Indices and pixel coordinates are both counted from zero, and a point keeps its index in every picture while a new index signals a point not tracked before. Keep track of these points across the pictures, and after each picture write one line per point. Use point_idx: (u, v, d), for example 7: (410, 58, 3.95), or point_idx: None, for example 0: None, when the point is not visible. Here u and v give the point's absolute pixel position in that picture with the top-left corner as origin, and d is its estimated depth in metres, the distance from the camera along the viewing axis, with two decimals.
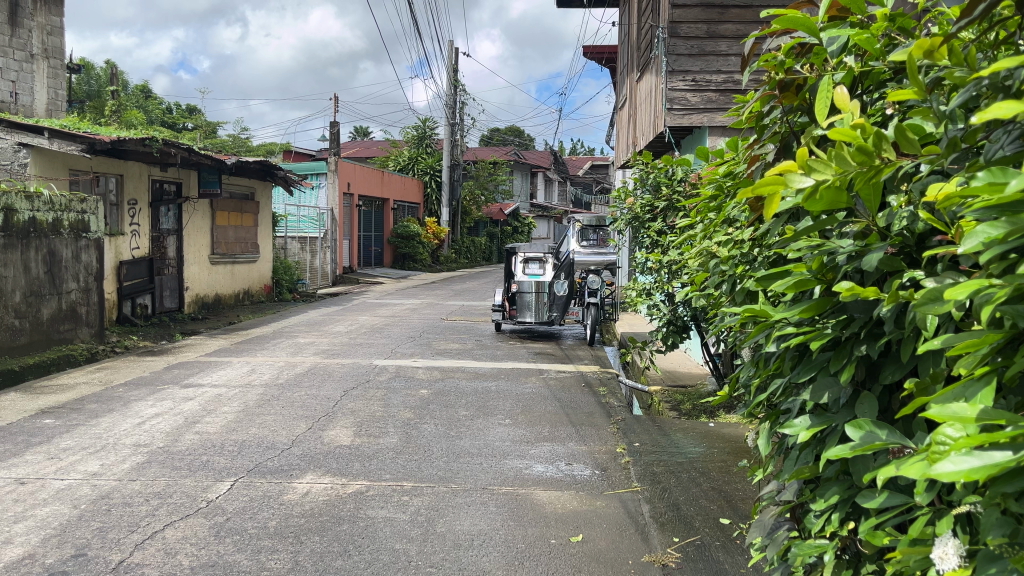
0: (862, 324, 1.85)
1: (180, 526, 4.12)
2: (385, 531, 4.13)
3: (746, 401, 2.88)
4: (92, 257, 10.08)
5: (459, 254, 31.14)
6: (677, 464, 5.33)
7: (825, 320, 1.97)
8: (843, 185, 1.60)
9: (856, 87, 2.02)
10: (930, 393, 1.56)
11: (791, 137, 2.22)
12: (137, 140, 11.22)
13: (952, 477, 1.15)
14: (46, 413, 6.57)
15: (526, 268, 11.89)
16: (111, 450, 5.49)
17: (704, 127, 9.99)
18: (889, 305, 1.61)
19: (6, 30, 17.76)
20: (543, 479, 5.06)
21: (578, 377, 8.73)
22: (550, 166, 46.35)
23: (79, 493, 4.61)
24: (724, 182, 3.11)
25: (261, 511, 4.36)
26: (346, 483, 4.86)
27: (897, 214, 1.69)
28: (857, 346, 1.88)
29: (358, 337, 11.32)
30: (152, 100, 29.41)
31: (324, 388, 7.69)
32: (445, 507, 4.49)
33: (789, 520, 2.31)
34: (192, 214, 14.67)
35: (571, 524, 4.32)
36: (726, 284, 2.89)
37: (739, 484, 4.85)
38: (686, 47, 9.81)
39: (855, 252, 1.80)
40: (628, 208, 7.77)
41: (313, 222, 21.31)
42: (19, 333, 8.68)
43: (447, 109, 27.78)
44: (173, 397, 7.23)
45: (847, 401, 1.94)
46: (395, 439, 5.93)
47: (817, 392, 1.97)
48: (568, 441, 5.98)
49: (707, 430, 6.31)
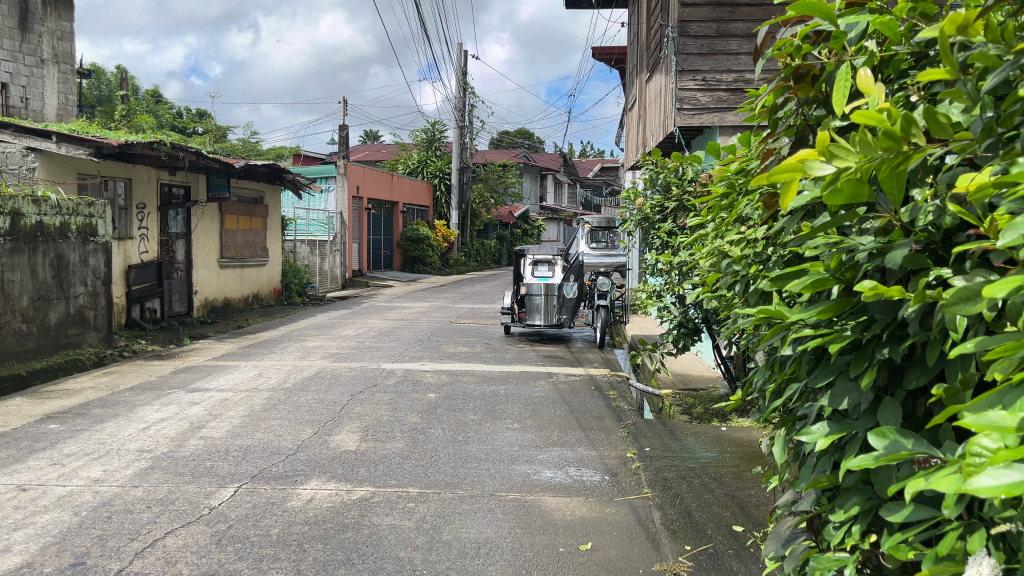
0: (885, 325, 1.76)
1: (181, 534, 4.05)
2: (389, 539, 4.04)
3: (760, 407, 2.78)
4: (99, 261, 10.06)
5: (468, 257, 31.07)
6: (689, 469, 5.22)
7: (844, 321, 1.87)
8: (865, 176, 1.51)
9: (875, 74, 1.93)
10: (961, 400, 1.46)
11: (806, 130, 2.13)
12: (145, 143, 11.20)
13: (990, 492, 1.05)
14: (51, 418, 6.52)
15: (535, 271, 11.79)
16: (114, 455, 5.42)
17: (715, 126, 9.88)
18: (916, 305, 1.50)
19: (16, 36, 17.82)
20: (551, 485, 4.96)
21: (587, 380, 8.61)
22: (560, 169, 46.25)
23: (80, 501, 4.55)
24: (736, 180, 3.02)
25: (263, 519, 4.28)
26: (350, 489, 4.77)
27: (922, 208, 1.59)
28: (879, 349, 1.77)
29: (367, 340, 11.25)
30: (162, 105, 29.51)
31: (331, 392, 7.62)
32: (451, 515, 4.39)
33: (806, 531, 2.21)
34: (201, 218, 14.65)
35: (579, 532, 4.22)
36: (738, 284, 2.80)
37: (753, 490, 4.74)
38: (696, 46, 9.70)
39: (877, 250, 1.70)
40: (638, 209, 7.69)
41: (322, 225, 21.23)
42: (26, 338, 8.65)
43: (456, 112, 27.76)
44: (178, 402, 7.17)
45: (868, 407, 1.84)
46: (402, 444, 5.84)
47: (835, 397, 1.87)
48: (577, 445, 5.88)
49: (718, 435, 6.19)
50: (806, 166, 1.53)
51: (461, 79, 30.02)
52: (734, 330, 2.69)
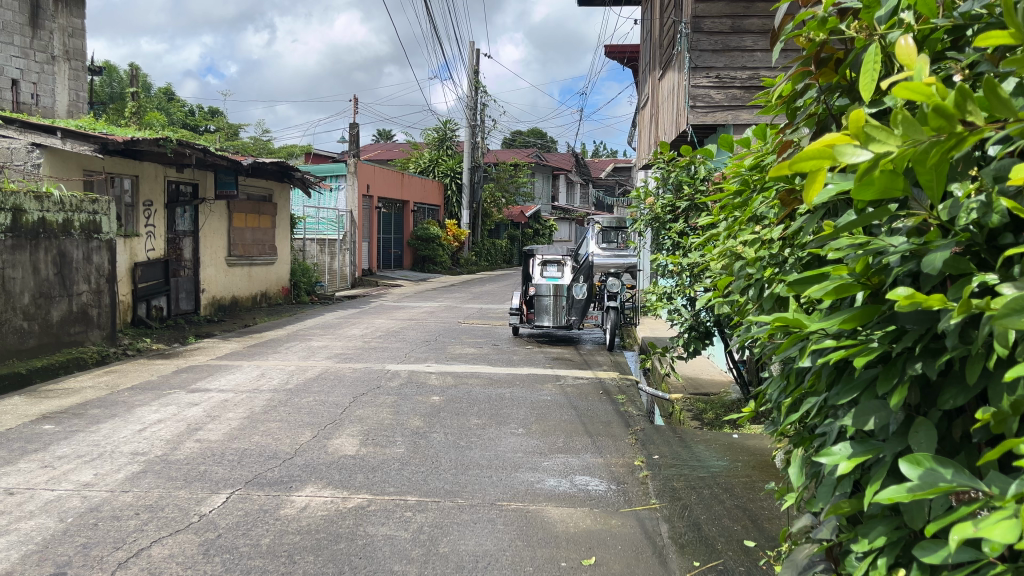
0: (918, 337, 1.58)
1: (168, 543, 3.89)
2: (384, 551, 3.87)
3: (777, 420, 2.61)
4: (103, 258, 9.95)
5: (479, 257, 30.91)
6: (698, 479, 5.02)
7: (870, 331, 1.70)
8: (902, 165, 1.33)
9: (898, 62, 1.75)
10: (1010, 427, 1.28)
11: (830, 120, 1.94)
12: (151, 140, 11.09)
13: None
14: (47, 418, 6.39)
15: (544, 271, 11.57)
16: (106, 458, 5.28)
17: (728, 125, 9.67)
18: (957, 316, 1.32)
19: (27, 32, 17.80)
20: (555, 494, 4.78)
21: (595, 383, 8.41)
22: (572, 169, 46.02)
23: (67, 506, 4.40)
24: (750, 177, 2.85)
25: (255, 528, 4.12)
26: (347, 497, 4.61)
27: (964, 206, 1.41)
28: (911, 363, 1.59)
29: (373, 341, 11.09)
30: (174, 102, 29.50)
31: (333, 394, 7.46)
32: (449, 525, 4.21)
33: (826, 560, 2.02)
34: (208, 216, 14.54)
35: (583, 545, 4.03)
36: (752, 288, 2.63)
37: (765, 502, 4.53)
38: (710, 43, 9.48)
39: (910, 253, 1.53)
40: (648, 208, 7.48)
41: (331, 224, 21.08)
42: (27, 336, 8.55)
43: (467, 111, 27.60)
44: (177, 402, 7.03)
45: (898, 429, 1.65)
46: (403, 449, 5.66)
47: (860, 416, 1.69)
48: (583, 452, 5.68)
49: (730, 443, 5.99)
50: (838, 150, 1.34)
51: (472, 77, 29.85)
52: (748, 338, 2.51)
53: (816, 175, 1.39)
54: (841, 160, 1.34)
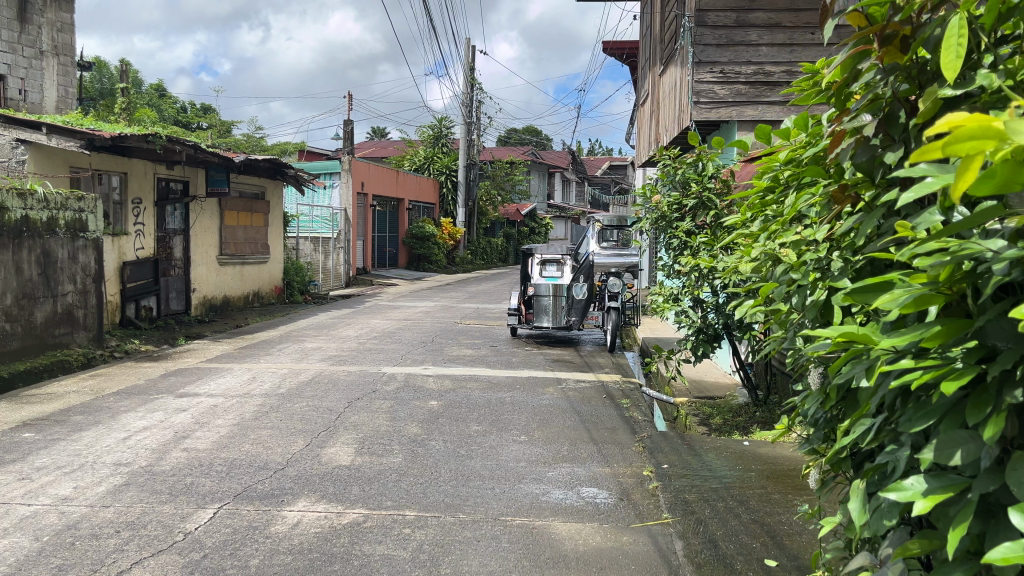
0: (1017, 358, 1.34)
1: (150, 565, 3.63)
2: (382, 573, 3.61)
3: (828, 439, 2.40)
4: (90, 258, 9.66)
5: (474, 255, 30.66)
6: (711, 491, 4.77)
7: (951, 351, 1.47)
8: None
9: (982, 38, 1.53)
10: None
11: (897, 106, 1.71)
12: (139, 136, 10.79)
13: None
14: (27, 426, 6.12)
15: (543, 271, 11.34)
16: (87, 470, 5.01)
17: (733, 121, 9.43)
18: None
19: (14, 27, 17.46)
20: (561, 508, 4.53)
21: (598, 387, 8.14)
22: (568, 166, 45.78)
23: (43, 523, 4.14)
24: (783, 172, 2.63)
25: (244, 547, 3.86)
26: (341, 512, 4.35)
27: None
28: (1008, 389, 1.36)
29: (368, 342, 10.82)
30: (166, 99, 29.15)
31: (327, 398, 7.19)
32: (450, 543, 3.96)
33: None
34: (199, 214, 14.23)
35: (593, 565, 3.78)
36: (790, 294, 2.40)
37: (784, 516, 4.28)
38: (715, 37, 9.23)
39: (1014, 260, 1.29)
40: (653, 206, 7.03)
41: (325, 222, 20.75)
42: (10, 338, 8.26)
43: (462, 108, 27.33)
44: (165, 408, 6.76)
45: (990, 465, 1.42)
46: (400, 459, 5.40)
47: (943, 450, 1.45)
48: (589, 461, 5.44)
49: (741, 450, 5.75)
50: (988, 126, 1.07)
51: (468, 74, 29.57)
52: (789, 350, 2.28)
53: (969, 164, 1.10)
54: (1003, 143, 1.07)
